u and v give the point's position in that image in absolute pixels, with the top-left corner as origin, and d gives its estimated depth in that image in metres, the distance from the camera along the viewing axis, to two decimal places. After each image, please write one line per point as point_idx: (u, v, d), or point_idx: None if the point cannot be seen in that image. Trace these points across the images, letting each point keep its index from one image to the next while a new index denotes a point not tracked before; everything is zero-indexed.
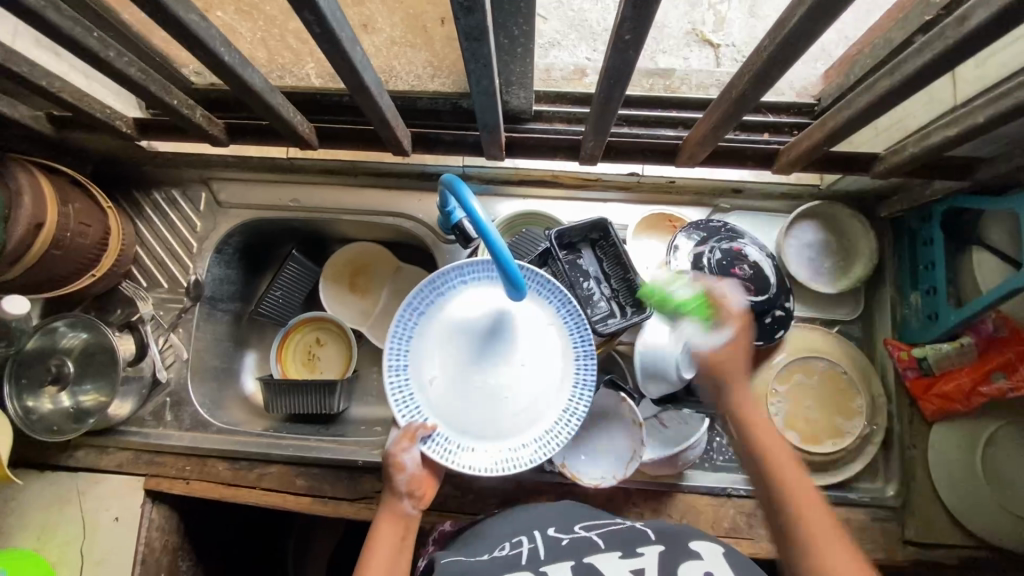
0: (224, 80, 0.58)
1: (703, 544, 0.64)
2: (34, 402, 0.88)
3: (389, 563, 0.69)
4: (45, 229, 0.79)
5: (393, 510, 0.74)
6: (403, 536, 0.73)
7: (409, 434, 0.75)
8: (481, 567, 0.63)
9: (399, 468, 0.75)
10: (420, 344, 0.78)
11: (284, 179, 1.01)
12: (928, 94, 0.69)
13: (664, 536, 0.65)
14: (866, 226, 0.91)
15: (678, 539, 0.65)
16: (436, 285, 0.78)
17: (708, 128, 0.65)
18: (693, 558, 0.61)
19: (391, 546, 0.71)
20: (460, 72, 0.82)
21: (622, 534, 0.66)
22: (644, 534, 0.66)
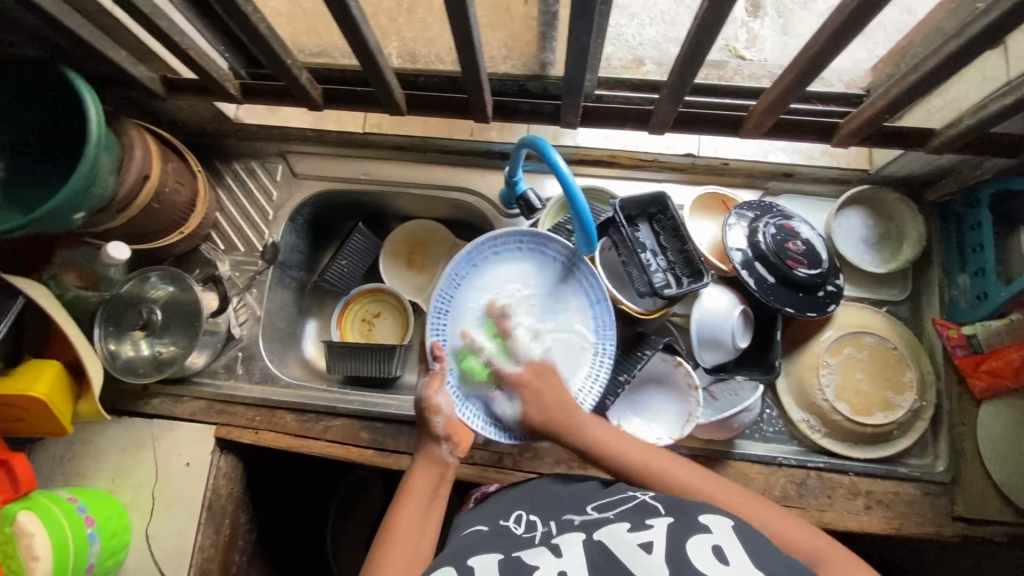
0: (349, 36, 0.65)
1: (713, 518, 0.62)
2: (118, 345, 0.94)
3: (423, 511, 0.72)
4: (150, 181, 0.86)
5: (430, 460, 0.77)
6: (438, 484, 0.75)
7: (439, 376, 0.81)
8: (486, 545, 0.64)
9: (433, 409, 0.79)
10: (470, 296, 0.86)
11: (357, 155, 1.08)
12: (981, 74, 0.74)
13: (673, 508, 0.64)
14: (914, 210, 0.94)
15: (687, 510, 0.63)
16: (498, 247, 0.86)
17: (777, 95, 0.73)
18: (702, 532, 0.60)
19: (426, 493, 0.74)
20: (533, 53, 0.88)
21: (630, 507, 0.66)
22: (652, 508, 0.65)
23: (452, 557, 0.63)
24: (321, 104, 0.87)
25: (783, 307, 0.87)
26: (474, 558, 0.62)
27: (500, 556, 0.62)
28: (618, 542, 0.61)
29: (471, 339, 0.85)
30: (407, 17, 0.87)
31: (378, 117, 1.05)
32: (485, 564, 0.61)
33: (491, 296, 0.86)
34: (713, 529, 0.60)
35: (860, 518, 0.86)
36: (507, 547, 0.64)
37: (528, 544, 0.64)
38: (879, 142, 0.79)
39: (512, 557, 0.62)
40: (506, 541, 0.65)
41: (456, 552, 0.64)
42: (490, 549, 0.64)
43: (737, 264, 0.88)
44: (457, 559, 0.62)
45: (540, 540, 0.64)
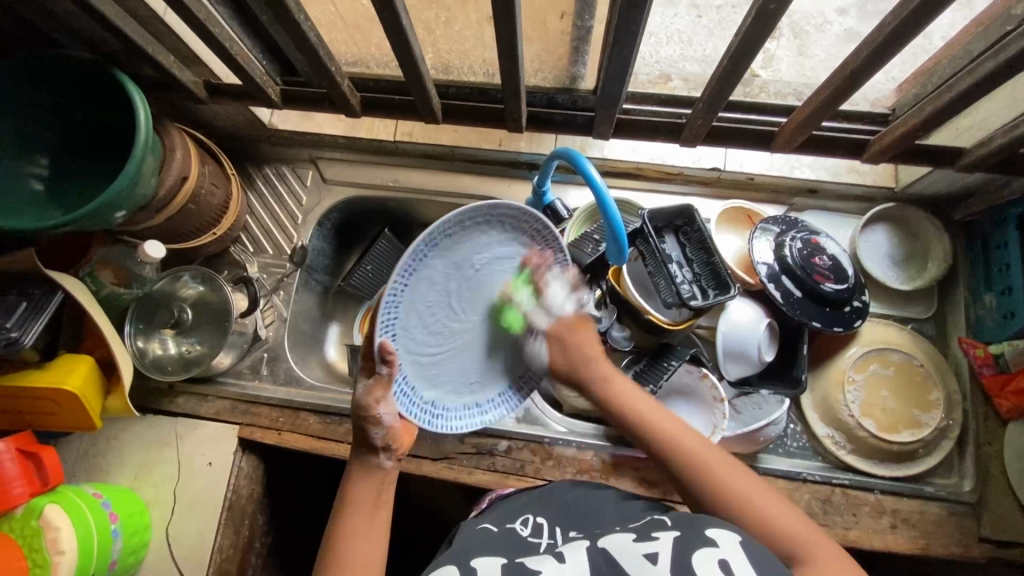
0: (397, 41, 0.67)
1: (722, 532, 0.57)
2: (146, 343, 0.96)
3: (365, 528, 0.66)
4: (188, 182, 0.88)
5: (372, 473, 0.69)
6: (377, 498, 0.68)
7: (382, 385, 0.67)
8: (489, 545, 0.61)
9: (374, 417, 0.67)
10: (432, 276, 0.69)
11: (386, 162, 1.10)
12: (1012, 95, 0.76)
13: (680, 520, 0.60)
14: (940, 229, 0.95)
15: (696, 521, 0.59)
16: (467, 221, 0.68)
17: (810, 110, 0.74)
18: (708, 546, 0.56)
19: (366, 510, 0.67)
20: (567, 65, 0.90)
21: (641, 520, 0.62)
22: (661, 521, 0.61)
23: (454, 557, 0.60)
24: (359, 111, 0.90)
25: (810, 321, 0.88)
26: (476, 559, 0.59)
27: (504, 558, 0.59)
28: (622, 551, 0.57)
29: (422, 326, 0.70)
30: (444, 28, 0.89)
31: (409, 126, 1.07)
32: (487, 564, 0.58)
33: (453, 277, 0.71)
34: (722, 542, 0.56)
35: (887, 538, 0.84)
36: (512, 551, 0.61)
37: (533, 549, 0.61)
38: (910, 159, 0.80)
39: (516, 560, 0.59)
40: (511, 544, 0.62)
41: (459, 552, 0.61)
42: (493, 550, 0.60)
43: (764, 277, 0.89)
44: (460, 559, 0.59)
45: (546, 548, 0.61)
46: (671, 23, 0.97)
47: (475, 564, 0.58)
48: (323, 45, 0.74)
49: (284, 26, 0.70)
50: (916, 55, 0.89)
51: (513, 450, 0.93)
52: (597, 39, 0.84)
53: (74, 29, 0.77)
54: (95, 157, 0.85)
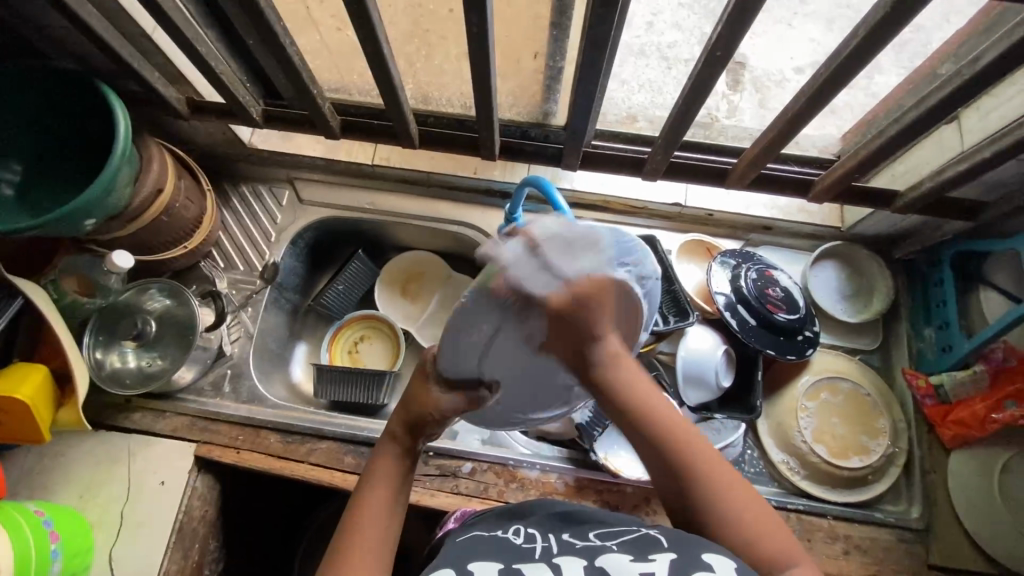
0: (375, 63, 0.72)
1: (721, 558, 0.51)
2: (104, 355, 0.94)
3: (388, 502, 0.59)
4: (162, 195, 0.89)
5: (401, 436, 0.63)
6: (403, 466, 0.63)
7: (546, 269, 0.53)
8: (486, 550, 0.58)
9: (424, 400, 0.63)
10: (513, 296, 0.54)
11: (363, 185, 1.13)
12: (937, 145, 0.84)
13: (677, 540, 0.54)
14: (882, 267, 1.02)
15: (694, 544, 0.53)
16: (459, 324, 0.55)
17: (758, 150, 0.80)
18: (706, 571, 0.50)
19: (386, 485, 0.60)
20: (537, 102, 0.96)
21: (638, 537, 0.57)
22: (659, 539, 0.56)
23: (449, 561, 0.56)
24: (338, 133, 0.93)
25: (764, 349, 0.92)
26: (471, 562, 0.55)
27: (499, 564, 0.55)
28: (619, 568, 0.52)
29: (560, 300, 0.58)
30: (424, 61, 0.93)
31: (387, 151, 1.11)
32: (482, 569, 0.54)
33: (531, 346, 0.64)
34: (720, 568, 0.50)
35: (839, 564, 0.86)
36: (511, 556, 0.57)
37: (529, 556, 0.57)
38: (852, 200, 0.88)
39: (511, 566, 0.55)
40: (506, 550, 0.58)
41: (455, 554, 0.57)
42: (488, 556, 0.57)
43: (722, 307, 0.93)
44: (456, 561, 0.56)
45: (541, 556, 0.57)
46: (641, 74, 1.02)
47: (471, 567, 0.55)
48: (305, 68, 0.78)
49: (271, 50, 0.74)
50: (857, 110, 0.97)
51: (477, 472, 0.93)
52: (567, 79, 0.90)
53: (64, 42, 0.80)
54: (71, 166, 0.86)
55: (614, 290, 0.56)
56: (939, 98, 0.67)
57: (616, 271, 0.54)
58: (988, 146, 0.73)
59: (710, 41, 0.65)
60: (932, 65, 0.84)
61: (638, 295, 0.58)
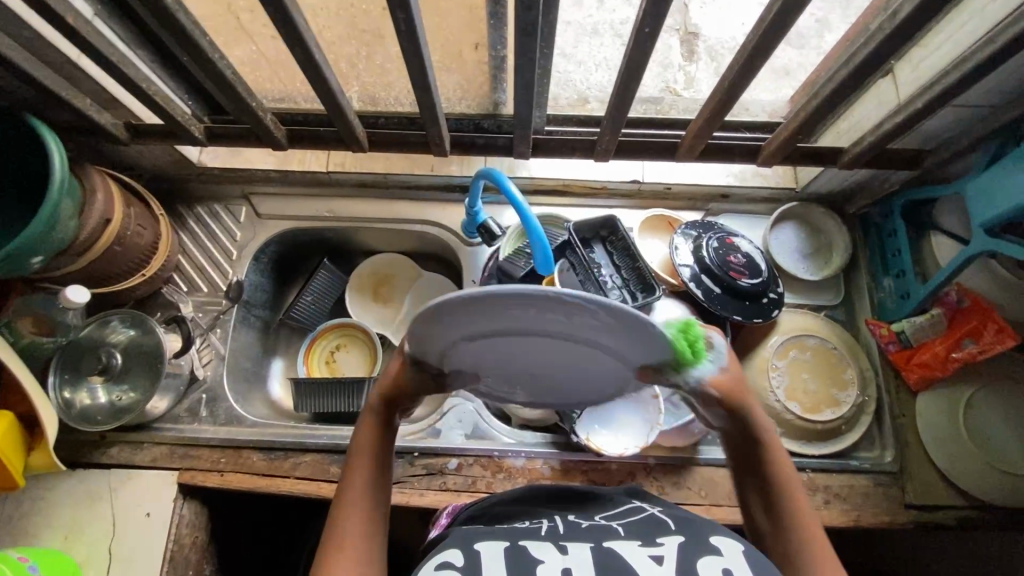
0: (307, 69, 0.71)
1: (728, 540, 0.56)
2: (72, 394, 0.92)
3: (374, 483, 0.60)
4: (111, 225, 0.87)
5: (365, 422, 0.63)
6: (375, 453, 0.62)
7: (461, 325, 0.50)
8: (492, 532, 0.58)
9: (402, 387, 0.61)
10: (486, 351, 0.53)
11: (321, 194, 1.12)
12: (876, 99, 0.85)
13: (684, 525, 0.58)
14: (839, 223, 1.05)
15: (701, 528, 0.58)
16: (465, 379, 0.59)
17: (701, 122, 0.81)
18: (714, 555, 0.54)
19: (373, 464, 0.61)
20: (486, 93, 0.96)
21: (641, 518, 0.60)
22: (664, 523, 0.59)
23: (457, 540, 0.57)
24: (285, 144, 0.91)
25: (732, 316, 0.93)
26: (479, 541, 0.56)
27: (506, 542, 0.55)
28: (629, 549, 0.54)
29: (501, 351, 0.52)
30: (366, 62, 0.92)
31: (341, 156, 1.10)
32: (489, 551, 0.54)
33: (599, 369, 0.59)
34: (728, 552, 0.54)
35: (821, 513, 0.90)
36: (516, 534, 0.57)
37: (534, 534, 0.57)
38: (799, 161, 0.90)
39: (519, 543, 0.56)
40: (512, 530, 0.58)
41: (463, 534, 0.58)
42: (496, 535, 0.57)
43: (687, 278, 0.94)
44: (463, 542, 0.56)
45: (547, 534, 0.58)
46: (599, 52, 1.03)
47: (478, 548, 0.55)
48: (239, 81, 0.77)
49: (200, 66, 0.72)
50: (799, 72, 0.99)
51: (464, 467, 0.93)
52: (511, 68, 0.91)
53: None
54: (10, 205, 0.83)
55: (538, 323, 0.47)
56: (866, 54, 0.69)
57: (508, 313, 0.46)
58: (920, 96, 0.75)
59: (638, 17, 0.65)
60: (866, 20, 0.86)
61: (561, 323, 0.46)
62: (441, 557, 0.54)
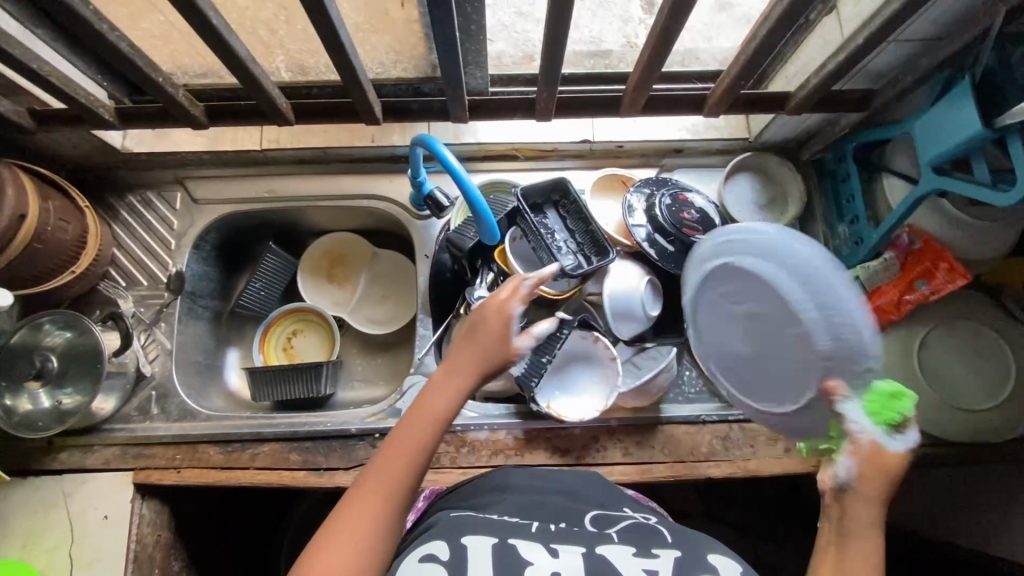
0: (208, 36, 0.66)
1: (723, 559, 0.61)
2: (13, 400, 0.88)
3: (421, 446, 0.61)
4: (27, 221, 0.81)
5: (451, 381, 0.65)
6: (438, 425, 0.63)
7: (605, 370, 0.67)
8: (481, 526, 0.66)
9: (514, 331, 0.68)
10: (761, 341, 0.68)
11: (259, 174, 1.06)
12: (821, 39, 0.82)
13: (682, 540, 0.65)
14: (793, 171, 1.03)
15: (698, 544, 0.64)
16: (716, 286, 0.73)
17: (640, 74, 0.77)
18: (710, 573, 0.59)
19: (431, 423, 0.63)
20: (419, 56, 0.90)
21: (637, 530, 0.67)
22: (662, 536, 0.66)
23: (447, 532, 0.65)
24: (205, 122, 0.86)
25: (686, 273, 0.92)
26: (468, 535, 0.64)
27: (495, 539, 0.63)
28: (620, 560, 0.61)
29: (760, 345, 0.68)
30: (287, 28, 0.84)
31: (275, 133, 1.04)
32: (477, 544, 0.62)
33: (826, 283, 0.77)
34: (722, 568, 0.60)
35: (783, 461, 0.91)
36: (504, 532, 0.65)
37: (523, 533, 0.65)
38: (746, 109, 0.87)
39: (507, 541, 0.63)
40: (503, 527, 0.66)
41: (452, 527, 0.66)
42: (485, 531, 0.65)
43: (640, 239, 0.92)
44: (451, 536, 0.64)
45: (537, 536, 0.65)
46: None
47: (465, 542, 0.63)
48: (139, 56, 0.71)
49: (89, 40, 0.66)
50: None
51: None
52: None
53: None
54: None
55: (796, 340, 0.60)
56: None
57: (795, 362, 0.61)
58: (862, 32, 0.72)
59: None
60: None
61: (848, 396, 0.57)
62: (433, 542, 0.64)
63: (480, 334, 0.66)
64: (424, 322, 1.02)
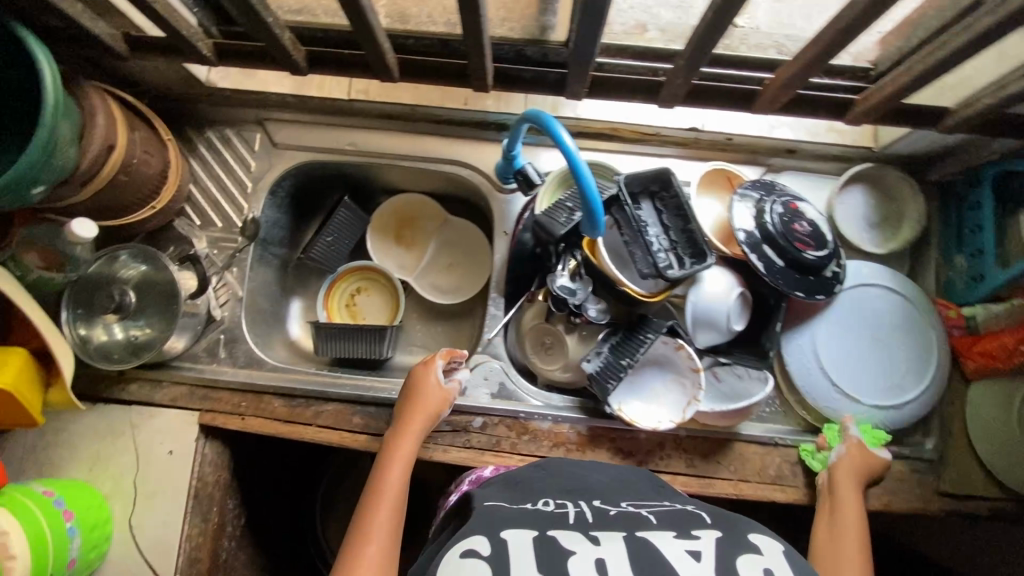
0: None
1: (766, 539, 0.58)
2: (89, 331, 0.88)
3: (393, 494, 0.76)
4: (115, 152, 0.79)
5: (400, 436, 0.82)
6: (404, 470, 0.79)
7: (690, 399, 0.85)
8: (514, 517, 0.59)
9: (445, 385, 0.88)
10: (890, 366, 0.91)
11: (341, 123, 1.01)
12: (1000, 51, 0.72)
13: (722, 522, 0.60)
14: (915, 189, 0.95)
15: (738, 524, 0.60)
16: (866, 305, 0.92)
17: (789, 74, 0.71)
18: (753, 552, 0.57)
19: (394, 475, 0.78)
20: (533, 16, 0.83)
21: (674, 513, 0.62)
22: (699, 517, 0.62)
23: (480, 524, 0.58)
24: (304, 68, 0.81)
25: (790, 291, 0.86)
26: (504, 528, 0.58)
27: (534, 531, 0.57)
28: (667, 545, 0.57)
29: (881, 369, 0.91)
30: None
31: (364, 83, 0.99)
32: (514, 538, 0.56)
33: (912, 326, 0.92)
34: (766, 550, 0.57)
35: None
36: (543, 522, 0.59)
37: (562, 522, 0.59)
38: (893, 121, 0.78)
39: (547, 533, 0.57)
40: (537, 516, 0.60)
41: (485, 519, 0.59)
42: (521, 524, 0.58)
43: (746, 246, 0.86)
44: (488, 529, 0.57)
45: (576, 525, 0.59)
46: None
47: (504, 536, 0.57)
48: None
49: None
50: None
51: (488, 426, 0.91)
52: None
53: None
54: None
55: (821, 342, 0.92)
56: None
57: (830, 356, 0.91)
58: None
59: None
60: None
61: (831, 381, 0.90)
62: (466, 538, 0.56)
63: (416, 394, 0.86)
64: (496, 302, 0.99)
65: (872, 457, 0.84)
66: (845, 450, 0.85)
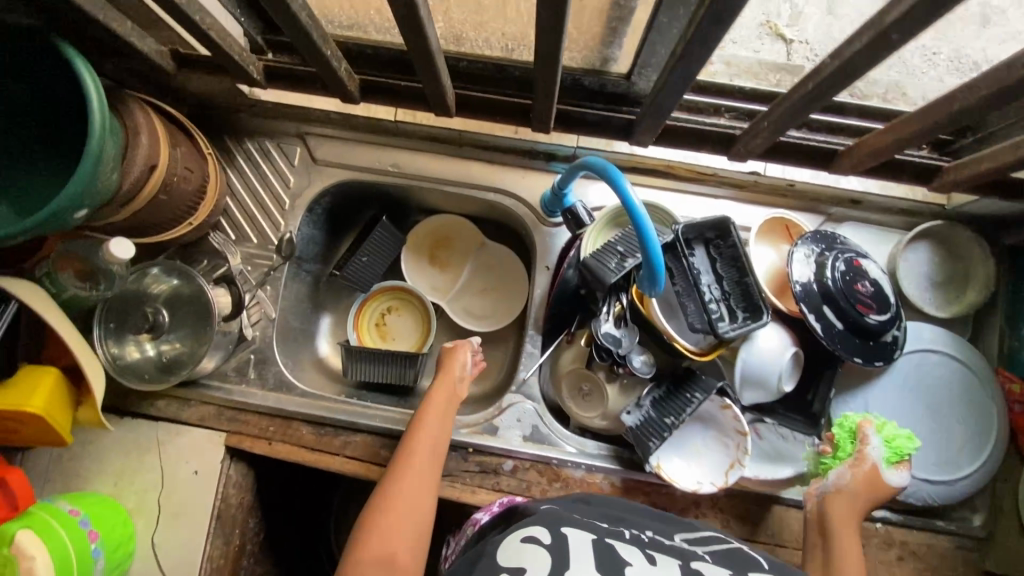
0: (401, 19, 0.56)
1: None
2: (121, 348, 0.86)
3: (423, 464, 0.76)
4: (157, 171, 0.76)
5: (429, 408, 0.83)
6: (433, 440, 0.80)
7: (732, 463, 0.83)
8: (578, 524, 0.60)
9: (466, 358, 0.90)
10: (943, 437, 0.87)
11: (384, 142, 0.98)
12: None
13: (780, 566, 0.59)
14: (986, 251, 0.89)
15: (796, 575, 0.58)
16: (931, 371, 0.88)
17: (888, 140, 0.70)
18: None
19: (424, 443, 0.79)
20: (596, 48, 0.78)
21: (733, 551, 0.61)
22: (756, 560, 0.60)
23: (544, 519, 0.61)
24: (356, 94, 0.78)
25: (848, 356, 0.82)
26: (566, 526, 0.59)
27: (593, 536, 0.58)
28: None
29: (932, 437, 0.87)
30: None
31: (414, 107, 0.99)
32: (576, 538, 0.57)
33: (968, 397, 0.88)
34: None
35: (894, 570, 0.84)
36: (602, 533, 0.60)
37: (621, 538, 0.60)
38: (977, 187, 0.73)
39: (607, 542, 0.58)
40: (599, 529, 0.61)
41: (550, 517, 0.61)
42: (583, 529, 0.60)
43: (805, 307, 0.81)
44: (551, 524, 0.60)
45: (634, 544, 0.59)
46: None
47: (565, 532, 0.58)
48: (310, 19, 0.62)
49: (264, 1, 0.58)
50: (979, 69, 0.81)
51: (519, 470, 0.88)
52: (640, 21, 0.71)
53: None
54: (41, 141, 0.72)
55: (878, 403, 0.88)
56: None
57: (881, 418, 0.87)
58: None
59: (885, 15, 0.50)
60: None
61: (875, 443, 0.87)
62: (527, 527, 0.59)
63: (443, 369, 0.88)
64: (534, 339, 0.95)
65: (879, 483, 0.76)
66: (848, 473, 0.77)
